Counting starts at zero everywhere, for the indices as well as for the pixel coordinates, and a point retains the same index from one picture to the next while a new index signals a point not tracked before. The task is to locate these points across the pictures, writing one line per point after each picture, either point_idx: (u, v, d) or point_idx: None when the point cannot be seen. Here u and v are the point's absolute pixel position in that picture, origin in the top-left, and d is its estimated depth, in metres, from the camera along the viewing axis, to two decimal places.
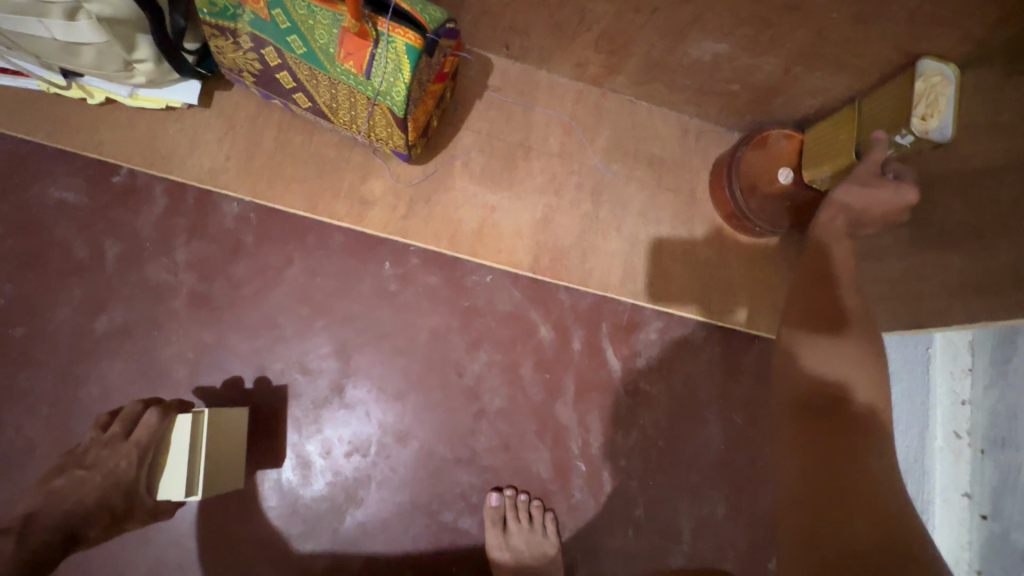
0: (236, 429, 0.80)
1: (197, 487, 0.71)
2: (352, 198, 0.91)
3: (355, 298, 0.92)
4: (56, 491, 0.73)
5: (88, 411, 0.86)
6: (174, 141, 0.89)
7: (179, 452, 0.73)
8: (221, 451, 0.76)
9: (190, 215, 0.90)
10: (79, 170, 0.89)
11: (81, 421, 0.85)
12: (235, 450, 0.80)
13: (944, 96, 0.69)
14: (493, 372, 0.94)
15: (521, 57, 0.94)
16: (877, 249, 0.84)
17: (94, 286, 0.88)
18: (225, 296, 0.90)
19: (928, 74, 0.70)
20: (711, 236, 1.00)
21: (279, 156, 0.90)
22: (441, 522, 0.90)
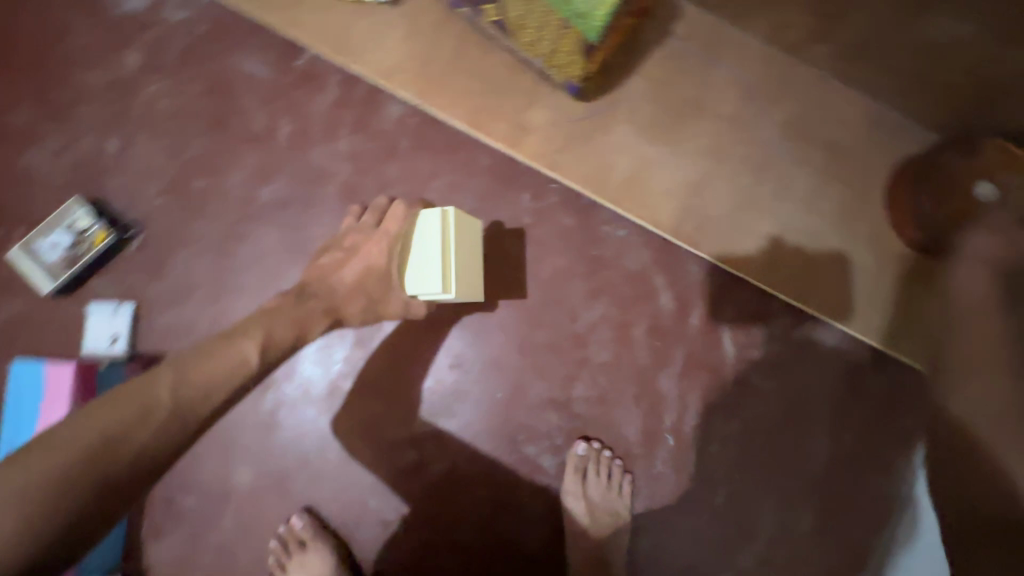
0: (470, 239, 0.83)
1: (450, 284, 0.75)
2: (511, 122, 0.91)
3: (489, 222, 0.94)
4: (323, 266, 0.80)
5: (243, 268, 0.95)
6: (360, 34, 0.92)
7: (428, 249, 0.75)
8: (461, 254, 0.79)
9: (358, 109, 0.95)
10: (272, 47, 0.96)
11: (236, 275, 0.95)
12: (470, 259, 0.83)
13: None
14: (605, 326, 0.93)
15: (717, 8, 0.88)
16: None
17: (265, 158, 0.96)
18: (373, 193, 0.95)
19: None
20: (874, 242, 0.91)
21: (452, 65, 0.91)
22: (522, 453, 0.92)
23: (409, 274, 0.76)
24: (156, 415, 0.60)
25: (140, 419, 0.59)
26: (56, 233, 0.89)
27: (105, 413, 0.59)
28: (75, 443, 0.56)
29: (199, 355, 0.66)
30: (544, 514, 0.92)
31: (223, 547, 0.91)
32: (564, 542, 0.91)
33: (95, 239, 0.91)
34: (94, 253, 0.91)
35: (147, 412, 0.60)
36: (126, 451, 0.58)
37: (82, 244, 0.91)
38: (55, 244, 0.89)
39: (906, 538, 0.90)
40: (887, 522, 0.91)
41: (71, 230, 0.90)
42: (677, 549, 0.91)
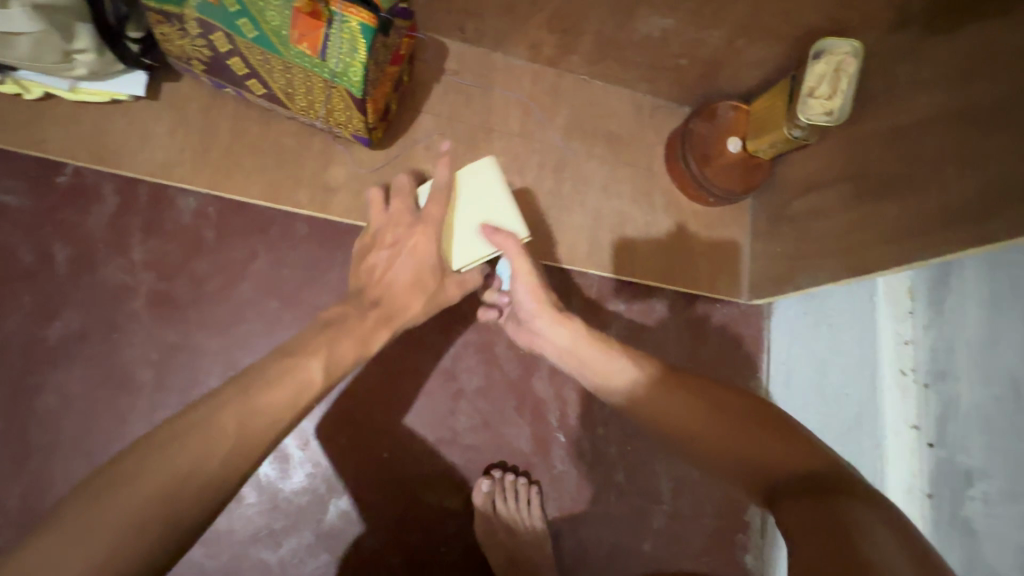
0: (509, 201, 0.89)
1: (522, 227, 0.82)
2: (314, 186, 0.90)
3: (324, 287, 0.91)
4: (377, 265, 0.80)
5: (50, 421, 0.82)
6: (124, 136, 0.86)
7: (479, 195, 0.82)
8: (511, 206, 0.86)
9: (145, 213, 0.87)
10: (19, 171, 0.85)
11: (41, 431, 0.82)
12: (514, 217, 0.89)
13: (847, 75, 0.79)
14: (469, 352, 0.95)
15: (477, 40, 0.95)
16: (798, 218, 0.93)
17: (46, 292, 0.84)
18: (187, 293, 0.88)
19: (834, 52, 0.80)
20: (671, 207, 1.04)
21: (236, 145, 0.88)
22: (425, 503, 0.91)
23: (466, 218, 0.81)
24: (222, 447, 0.54)
25: (201, 457, 0.53)
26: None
27: (167, 462, 0.51)
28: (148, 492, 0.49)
29: (264, 383, 0.61)
30: (462, 557, 0.91)
31: None
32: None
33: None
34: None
35: (205, 449, 0.53)
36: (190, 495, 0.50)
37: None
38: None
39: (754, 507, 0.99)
40: None
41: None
42: (599, 537, 0.95)
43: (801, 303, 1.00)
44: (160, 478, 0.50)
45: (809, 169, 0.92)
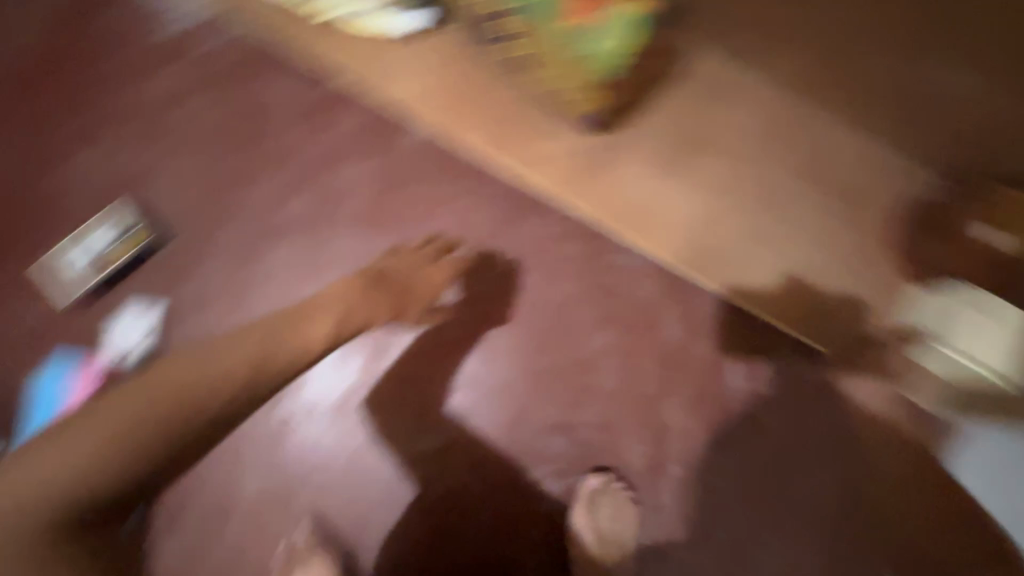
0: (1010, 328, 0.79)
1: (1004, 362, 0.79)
2: (528, 151, 0.95)
3: (502, 245, 0.96)
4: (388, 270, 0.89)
5: (259, 286, 0.97)
6: (388, 64, 0.98)
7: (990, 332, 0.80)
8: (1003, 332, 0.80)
9: (381, 133, 0.99)
10: (302, 73, 1.01)
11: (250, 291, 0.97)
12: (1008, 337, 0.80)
13: None
14: (611, 353, 0.94)
15: (727, 49, 0.91)
16: None
17: (288, 175, 0.99)
18: (391, 213, 0.98)
19: None
20: (889, 287, 0.88)
21: (471, 95, 0.96)
22: (525, 479, 0.93)
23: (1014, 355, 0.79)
24: (205, 391, 0.66)
25: (180, 388, 0.65)
26: (88, 242, 0.96)
27: (147, 403, 0.64)
28: (111, 413, 0.64)
29: (266, 338, 0.72)
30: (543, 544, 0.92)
31: (232, 548, 0.94)
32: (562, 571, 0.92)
33: (132, 240, 0.96)
34: (134, 253, 0.96)
35: (186, 380, 0.66)
36: (161, 443, 0.64)
37: (122, 242, 0.96)
38: (94, 255, 0.95)
39: None
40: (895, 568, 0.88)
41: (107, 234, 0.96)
42: None
43: (1011, 437, 0.83)
44: (127, 418, 0.63)
45: None
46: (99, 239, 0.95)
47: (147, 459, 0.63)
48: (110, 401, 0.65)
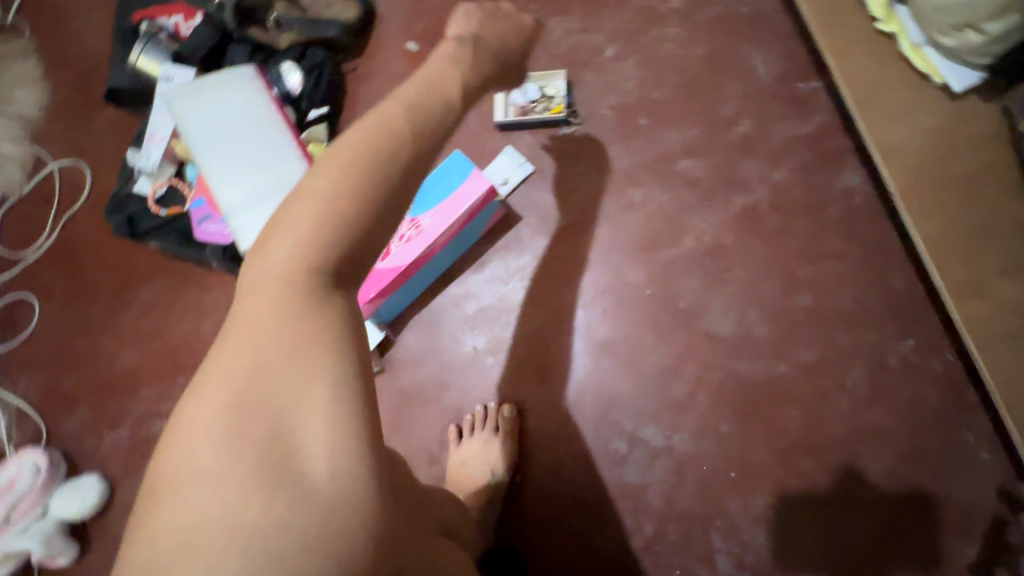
0: None
1: None
2: (974, 275, 0.79)
3: (853, 333, 0.88)
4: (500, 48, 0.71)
5: (617, 206, 1.00)
6: (895, 99, 0.85)
7: None
8: None
9: (818, 157, 0.94)
10: (789, 63, 0.99)
11: (608, 203, 1.01)
12: None
13: None
14: (881, 509, 0.83)
15: None
16: None
17: (706, 136, 0.99)
18: (770, 229, 0.94)
19: None
20: None
21: (959, 183, 0.81)
22: (701, 535, 0.87)
23: None
24: (408, 142, 0.57)
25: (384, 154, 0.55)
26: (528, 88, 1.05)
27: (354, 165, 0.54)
28: (310, 197, 0.54)
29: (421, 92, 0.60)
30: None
31: (440, 378, 1.01)
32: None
33: (553, 108, 1.04)
34: (546, 117, 1.04)
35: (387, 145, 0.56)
36: (370, 205, 0.54)
37: (545, 104, 1.05)
38: (521, 101, 1.06)
39: None
40: None
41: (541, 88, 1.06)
42: None
43: None
44: (313, 226, 0.53)
45: None
46: (533, 88, 1.06)
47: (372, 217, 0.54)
48: (316, 176, 0.55)
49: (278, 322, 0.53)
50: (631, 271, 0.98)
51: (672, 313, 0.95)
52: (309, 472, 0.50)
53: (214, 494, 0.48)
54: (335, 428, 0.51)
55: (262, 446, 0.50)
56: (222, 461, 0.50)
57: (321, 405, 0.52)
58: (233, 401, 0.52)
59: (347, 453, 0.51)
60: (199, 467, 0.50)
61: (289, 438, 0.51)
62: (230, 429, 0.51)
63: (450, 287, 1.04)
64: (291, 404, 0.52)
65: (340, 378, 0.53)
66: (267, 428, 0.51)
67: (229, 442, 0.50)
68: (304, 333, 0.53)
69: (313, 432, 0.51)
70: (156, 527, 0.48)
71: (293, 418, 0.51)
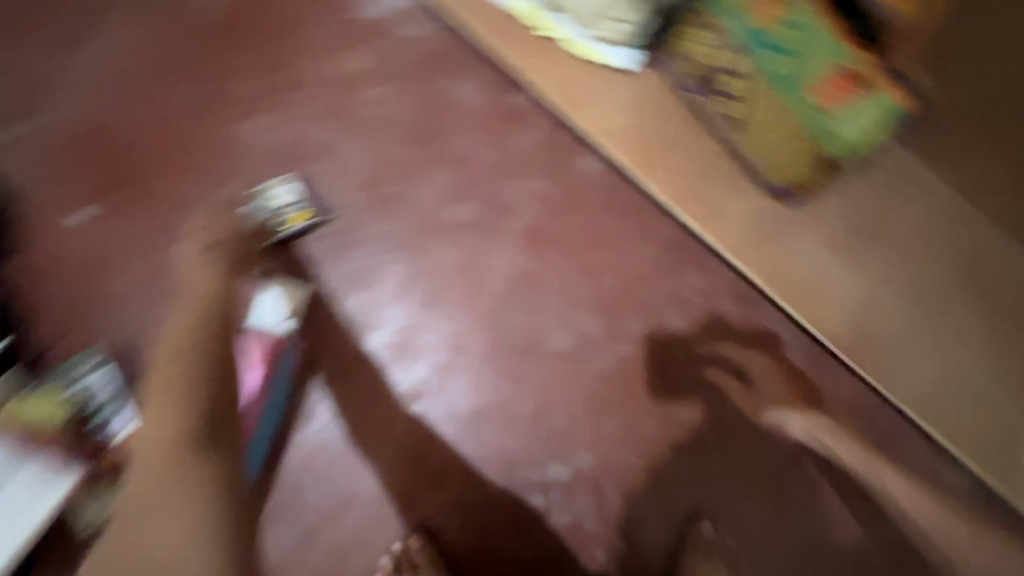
0: None
1: None
2: (709, 206, 0.95)
3: (660, 291, 0.97)
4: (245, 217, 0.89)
5: (416, 279, 0.97)
6: (587, 91, 0.97)
7: None
8: None
9: (556, 156, 0.98)
10: (489, 80, 1.01)
11: (404, 281, 0.97)
12: None
13: None
14: (748, 417, 0.95)
15: (918, 148, 0.94)
16: None
17: (461, 180, 0.99)
18: (554, 237, 0.98)
19: None
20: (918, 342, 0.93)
21: (663, 140, 0.95)
22: (643, 524, 0.93)
23: None
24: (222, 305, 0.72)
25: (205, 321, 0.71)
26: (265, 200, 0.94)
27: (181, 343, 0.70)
28: (161, 374, 0.68)
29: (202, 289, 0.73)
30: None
31: (337, 552, 0.89)
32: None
33: (295, 217, 0.95)
34: (293, 231, 0.94)
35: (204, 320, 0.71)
36: (214, 367, 0.68)
37: (282, 216, 0.94)
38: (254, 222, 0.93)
39: None
40: None
41: (267, 202, 0.93)
42: None
43: None
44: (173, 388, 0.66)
45: None
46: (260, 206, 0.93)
47: (216, 369, 0.68)
48: (162, 360, 0.69)
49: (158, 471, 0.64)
50: (460, 334, 0.95)
51: (516, 352, 0.95)
52: None
53: None
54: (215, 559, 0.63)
55: None
56: None
57: (197, 548, 0.62)
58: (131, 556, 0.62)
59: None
60: None
61: None
62: None
63: (289, 448, 0.91)
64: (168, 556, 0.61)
65: (205, 519, 0.63)
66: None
67: None
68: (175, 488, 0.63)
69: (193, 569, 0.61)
70: None
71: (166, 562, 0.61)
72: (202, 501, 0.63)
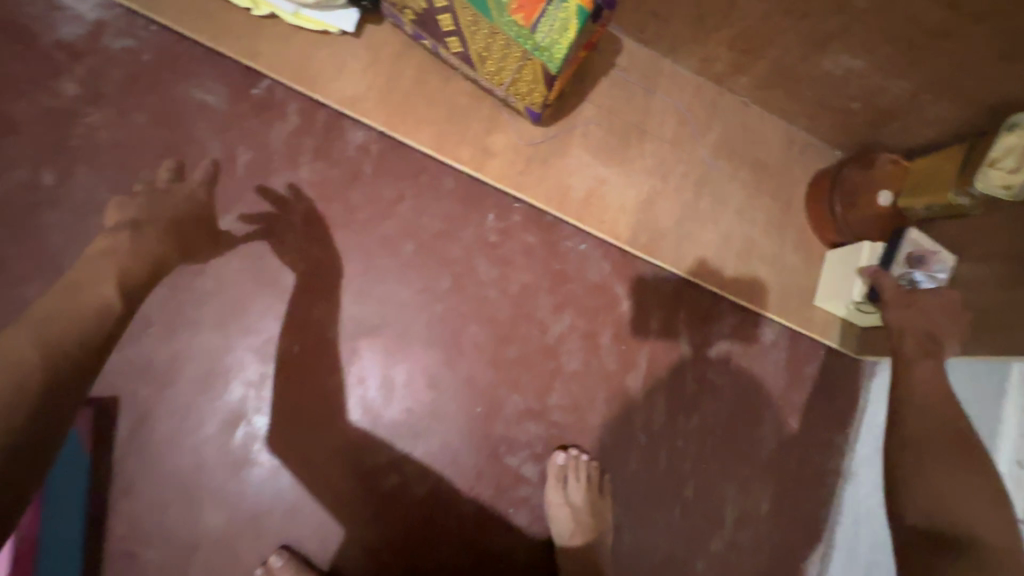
0: None
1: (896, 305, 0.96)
2: (476, 145, 0.95)
3: (457, 242, 0.97)
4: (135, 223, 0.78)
5: (147, 341, 0.88)
6: (322, 65, 0.93)
7: None
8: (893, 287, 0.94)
9: (319, 136, 0.95)
10: (223, 75, 0.94)
11: (139, 348, 0.88)
12: None
13: None
14: (574, 335, 0.99)
15: (651, 43, 0.98)
16: None
17: (223, 187, 0.93)
18: (339, 218, 0.95)
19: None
20: (696, 221, 1.01)
21: (417, 95, 0.94)
22: (504, 464, 0.95)
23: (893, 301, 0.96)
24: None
25: (96, 300, 0.65)
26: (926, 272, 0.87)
27: (62, 324, 0.61)
28: None
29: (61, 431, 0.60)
30: (533, 540, 0.96)
31: None
32: (549, 564, 0.96)
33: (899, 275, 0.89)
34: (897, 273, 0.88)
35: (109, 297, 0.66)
36: None
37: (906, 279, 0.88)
38: (926, 268, 0.87)
39: (820, 555, 1.02)
40: (833, 492, 1.03)
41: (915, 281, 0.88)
42: (654, 543, 0.97)
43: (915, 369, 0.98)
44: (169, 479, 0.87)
45: (955, 240, 0.91)
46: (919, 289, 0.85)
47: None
48: None
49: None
50: (268, 343, 0.91)
51: (332, 347, 0.93)
52: None
53: None
54: None
55: None
56: None
57: None
58: None
59: None
60: None
61: None
62: None
63: (114, 524, 0.85)
64: None
65: None
66: None
67: None
68: None
69: None
70: None
71: None
72: None
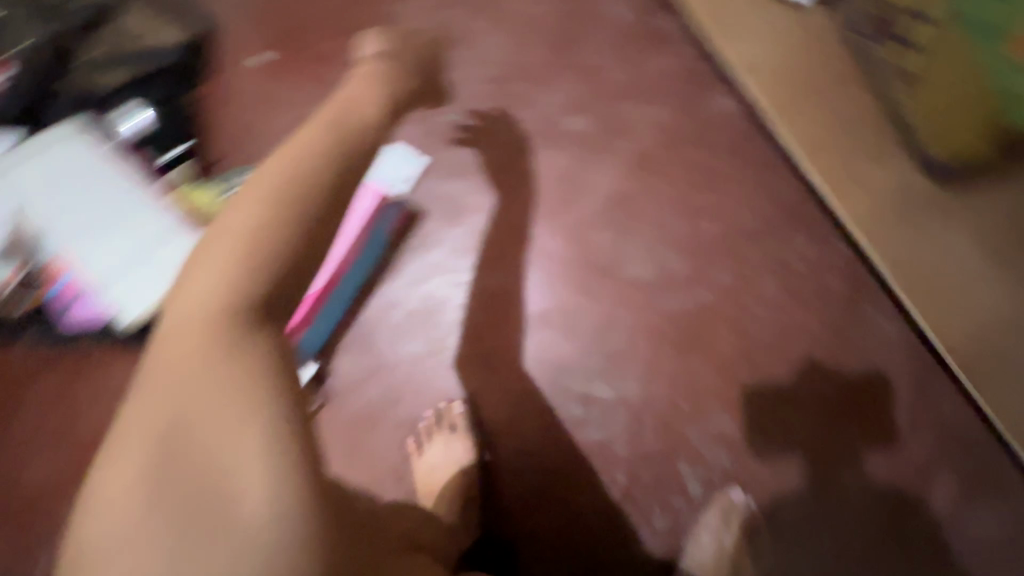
0: None
1: None
2: (846, 171, 0.89)
3: (757, 246, 0.95)
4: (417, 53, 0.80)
5: (468, 183, 1.01)
6: (745, 30, 0.96)
7: None
8: None
9: (692, 89, 0.99)
10: (645, 3, 1.03)
11: (460, 185, 1.01)
12: None
13: None
14: (815, 397, 0.91)
15: None
16: None
17: (589, 91, 1.01)
18: (666, 167, 0.98)
19: None
20: None
21: (817, 98, 0.91)
22: (674, 469, 0.92)
23: None
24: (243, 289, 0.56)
25: (356, 107, 0.67)
26: None
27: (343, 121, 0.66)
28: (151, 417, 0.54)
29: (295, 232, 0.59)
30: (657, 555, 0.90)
31: (387, 394, 0.98)
32: None
33: None
34: None
35: (367, 107, 0.68)
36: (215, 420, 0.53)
37: None
38: None
39: None
40: None
41: None
42: None
43: None
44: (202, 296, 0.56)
45: None
46: None
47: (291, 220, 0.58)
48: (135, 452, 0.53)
49: (190, 354, 0.54)
50: (548, 236, 0.99)
51: (595, 270, 0.97)
52: (242, 518, 0.50)
53: (125, 533, 0.51)
54: (263, 463, 0.51)
55: (182, 489, 0.52)
56: (162, 518, 0.51)
57: (242, 455, 0.51)
58: (149, 458, 0.52)
59: (281, 490, 0.52)
60: (127, 513, 0.52)
61: (203, 485, 0.52)
62: (139, 468, 0.53)
63: (362, 311, 0.99)
64: (201, 434, 0.52)
65: (245, 421, 0.52)
66: (169, 470, 0.52)
67: (136, 484, 0.52)
68: (217, 385, 0.53)
69: (234, 467, 0.52)
70: (99, 552, 0.51)
71: (198, 446, 0.53)
72: (252, 431, 0.52)
